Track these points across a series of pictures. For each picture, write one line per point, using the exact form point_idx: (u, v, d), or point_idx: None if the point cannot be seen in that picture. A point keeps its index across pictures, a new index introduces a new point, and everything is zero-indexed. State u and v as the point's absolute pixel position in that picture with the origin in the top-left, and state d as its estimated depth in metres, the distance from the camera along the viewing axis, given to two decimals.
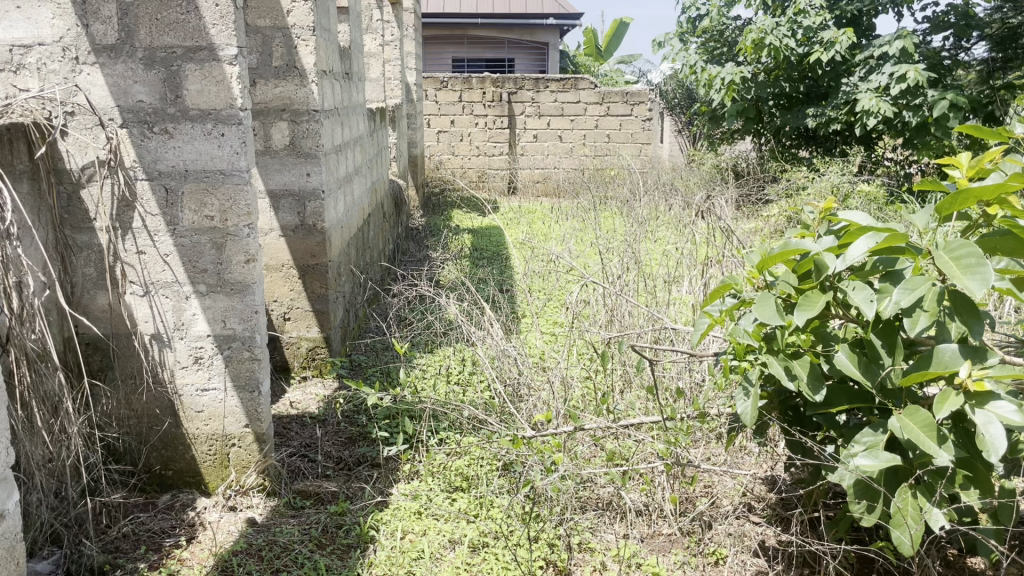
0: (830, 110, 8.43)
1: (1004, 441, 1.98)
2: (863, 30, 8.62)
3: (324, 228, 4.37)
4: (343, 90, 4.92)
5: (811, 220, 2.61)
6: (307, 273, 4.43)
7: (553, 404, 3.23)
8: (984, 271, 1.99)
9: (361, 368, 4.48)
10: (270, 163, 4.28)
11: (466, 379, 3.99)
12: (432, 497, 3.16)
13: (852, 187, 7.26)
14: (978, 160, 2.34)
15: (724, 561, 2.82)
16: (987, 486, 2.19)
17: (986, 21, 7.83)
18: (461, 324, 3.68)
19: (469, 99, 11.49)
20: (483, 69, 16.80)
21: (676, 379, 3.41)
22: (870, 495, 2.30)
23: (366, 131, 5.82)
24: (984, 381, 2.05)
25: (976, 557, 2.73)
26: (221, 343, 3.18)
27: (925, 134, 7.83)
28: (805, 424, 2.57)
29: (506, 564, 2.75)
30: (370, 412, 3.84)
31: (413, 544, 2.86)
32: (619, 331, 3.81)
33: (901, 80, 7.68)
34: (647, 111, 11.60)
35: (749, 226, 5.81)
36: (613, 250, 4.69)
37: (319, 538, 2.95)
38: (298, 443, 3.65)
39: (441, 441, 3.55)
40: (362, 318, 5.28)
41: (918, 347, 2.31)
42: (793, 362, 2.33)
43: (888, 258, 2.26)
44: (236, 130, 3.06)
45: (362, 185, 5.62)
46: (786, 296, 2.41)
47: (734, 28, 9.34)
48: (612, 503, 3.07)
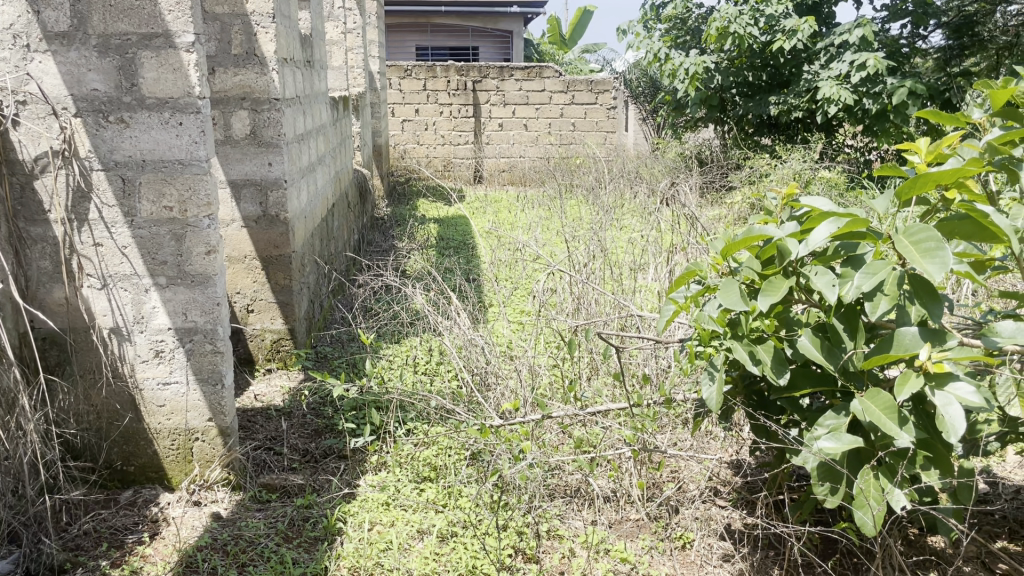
0: (792, 98, 8.55)
1: (964, 421, 2.02)
2: (823, 18, 8.77)
3: (287, 218, 4.31)
4: (304, 78, 4.86)
5: (774, 207, 2.63)
6: (270, 265, 4.37)
7: (520, 392, 3.26)
8: (943, 255, 2.01)
9: (327, 360, 4.45)
10: (231, 153, 4.22)
11: (434, 369, 3.97)
12: (399, 488, 3.15)
13: (813, 174, 7.38)
14: (936, 145, 2.37)
15: (690, 544, 2.86)
16: (947, 466, 2.22)
17: (944, 8, 7.92)
18: (428, 314, 3.65)
19: (434, 88, 11.41)
20: (446, 57, 16.71)
21: (642, 365, 3.46)
22: (833, 477, 2.31)
23: (329, 120, 5.75)
24: (944, 363, 2.09)
25: (937, 536, 2.79)
26: (182, 336, 3.13)
27: (884, 121, 7.95)
28: (769, 409, 2.60)
29: (475, 553, 2.74)
30: (336, 404, 3.80)
31: (380, 536, 2.84)
32: (586, 319, 3.82)
33: (861, 68, 7.78)
34: (612, 99, 11.64)
35: (713, 213, 5.87)
36: (579, 238, 4.71)
37: (285, 531, 2.92)
38: (263, 436, 3.61)
39: (409, 431, 3.53)
40: (326, 309, 5.22)
41: (878, 331, 2.35)
42: (757, 347, 2.36)
43: (849, 243, 2.28)
44: (195, 119, 2.99)
45: (326, 175, 5.55)
46: (750, 282, 2.43)
47: (698, 15, 9.39)
48: (580, 490, 3.10)
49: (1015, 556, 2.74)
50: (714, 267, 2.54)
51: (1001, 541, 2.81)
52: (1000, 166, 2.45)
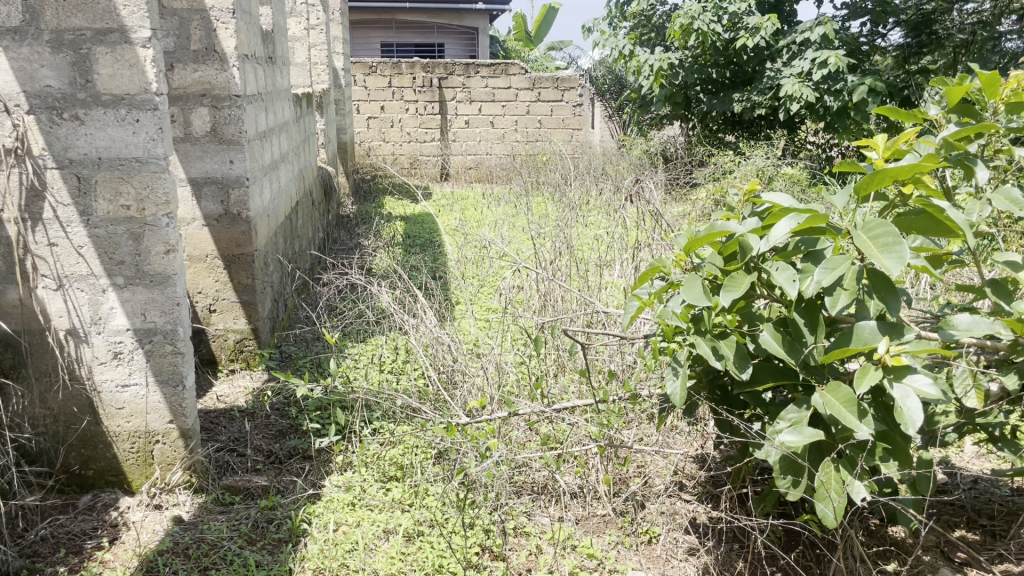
0: (755, 95, 8.64)
1: (921, 414, 2.05)
2: (785, 16, 8.86)
3: (249, 216, 4.25)
4: (266, 74, 4.80)
5: (736, 203, 2.65)
6: (232, 263, 4.31)
7: (487, 389, 3.26)
8: (900, 250, 2.04)
9: (291, 360, 4.40)
10: (191, 150, 4.15)
11: (400, 368, 3.94)
12: (365, 487, 3.13)
13: (776, 170, 7.45)
14: (893, 141, 2.41)
15: (657, 539, 2.88)
16: (905, 458, 2.26)
17: (902, 7, 8.06)
18: (394, 313, 3.63)
19: (399, 85, 11.35)
20: (412, 54, 16.65)
21: (608, 361, 3.48)
22: (794, 470, 2.33)
23: (292, 117, 5.68)
24: (901, 357, 2.12)
25: (897, 526, 2.84)
26: (141, 337, 3.07)
27: (845, 118, 8.07)
28: (732, 403, 2.62)
29: (441, 551, 2.73)
30: (300, 404, 3.76)
31: (346, 536, 2.82)
32: (552, 316, 3.83)
33: (823, 66, 7.88)
34: (577, 96, 11.66)
35: (677, 210, 5.91)
36: (545, 235, 4.72)
37: (248, 534, 2.88)
38: (226, 437, 3.56)
39: (375, 431, 3.50)
40: (291, 308, 5.17)
41: (838, 325, 2.37)
42: (720, 342, 2.37)
43: (809, 238, 2.30)
44: (152, 116, 2.94)
45: (289, 173, 5.49)
46: (712, 278, 2.44)
47: (662, 13, 9.44)
48: (546, 487, 3.11)
49: (973, 545, 2.80)
50: (678, 264, 2.55)
51: (960, 530, 2.87)
52: (956, 161, 2.49)
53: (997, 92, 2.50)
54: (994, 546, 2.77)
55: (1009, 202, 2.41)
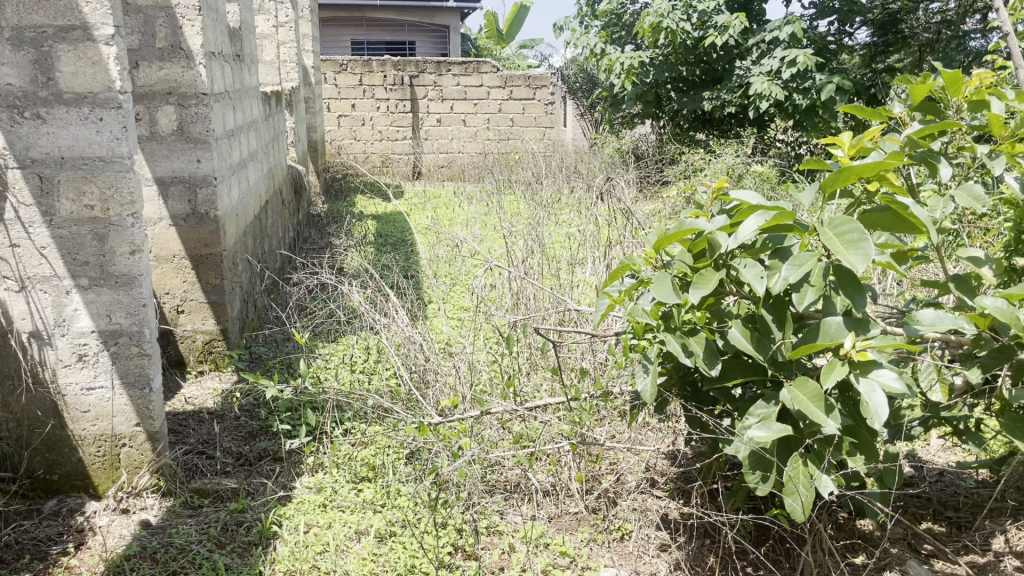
0: (724, 94, 8.72)
1: (887, 408, 2.08)
2: (754, 15, 8.92)
3: (217, 216, 4.20)
4: (234, 72, 4.74)
5: (705, 201, 2.67)
6: (200, 264, 4.26)
7: (459, 389, 3.26)
8: (865, 246, 2.06)
9: (261, 361, 4.36)
10: (157, 149, 4.10)
11: (372, 368, 3.92)
12: (337, 489, 3.10)
13: (746, 168, 7.52)
14: (859, 139, 2.44)
15: (629, 535, 2.89)
16: (871, 451, 2.29)
17: (869, 7, 8.16)
18: (365, 312, 3.61)
19: (370, 83, 11.29)
20: (383, 52, 16.59)
21: (580, 359, 3.49)
22: (763, 466, 2.34)
23: (261, 116, 5.62)
24: (867, 352, 2.14)
25: (864, 519, 2.88)
26: (107, 339, 3.02)
27: (813, 116, 8.16)
28: (702, 400, 2.64)
29: (413, 552, 2.71)
30: (270, 406, 3.73)
31: (317, 538, 2.80)
32: (525, 314, 3.83)
33: (792, 64, 7.95)
34: (549, 95, 11.66)
35: (649, 208, 5.93)
36: (517, 234, 4.72)
37: (218, 537, 2.85)
38: (195, 440, 3.51)
39: (347, 431, 3.48)
40: (261, 309, 5.12)
41: (806, 321, 2.40)
42: (689, 339, 2.39)
43: (776, 235, 2.32)
44: (116, 114, 2.89)
45: (258, 172, 5.43)
46: (682, 275, 2.46)
47: (632, 11, 9.48)
48: (519, 486, 3.10)
49: (939, 536, 2.84)
50: (647, 262, 2.55)
51: (926, 522, 2.92)
52: (920, 158, 2.53)
53: (960, 91, 2.54)
54: (960, 537, 2.82)
55: (972, 198, 2.45)
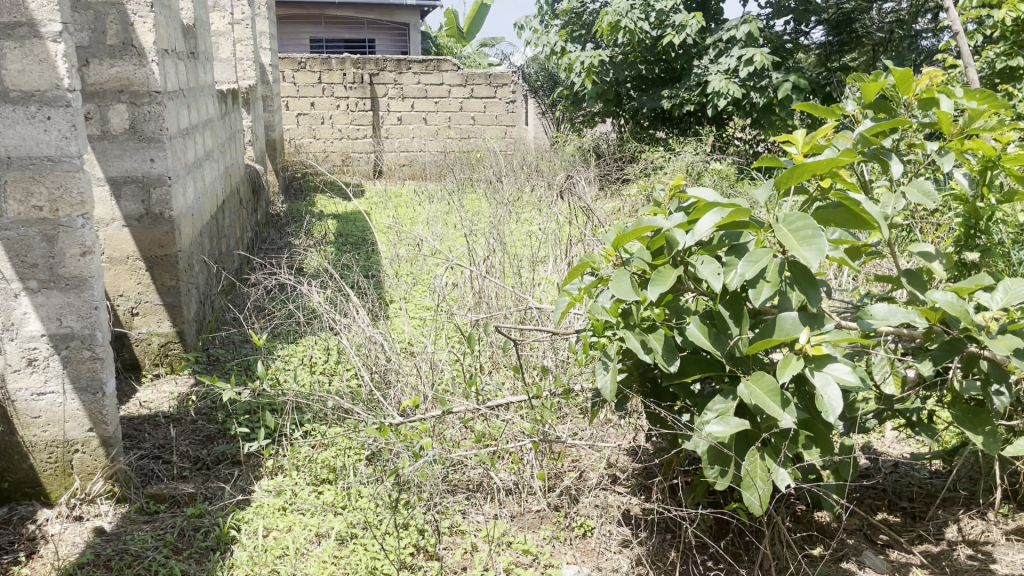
0: (683, 92, 8.79)
1: (841, 401, 2.12)
2: (712, 14, 8.99)
3: (172, 216, 4.13)
4: (188, 70, 4.66)
5: (663, 199, 2.69)
6: (155, 265, 4.18)
7: (421, 388, 3.24)
8: (819, 242, 2.09)
9: (219, 363, 4.29)
10: (109, 148, 4.02)
11: (332, 368, 3.88)
12: (297, 492, 3.06)
13: (705, 166, 7.59)
14: (813, 137, 2.48)
15: (591, 532, 2.90)
16: (827, 444, 2.33)
17: (823, 7, 8.20)
18: (325, 312, 3.58)
19: (329, 81, 11.20)
20: (342, 50, 16.48)
21: (542, 357, 3.49)
22: (722, 460, 2.37)
23: (217, 114, 5.53)
24: (822, 346, 2.17)
25: (821, 511, 2.92)
26: (57, 343, 2.96)
27: (770, 114, 8.26)
28: (661, 396, 2.66)
29: (374, 554, 2.69)
30: (228, 409, 3.67)
31: (276, 542, 2.76)
32: (486, 313, 3.82)
33: (748, 63, 8.04)
34: (510, 93, 11.65)
35: (609, 206, 5.96)
36: (477, 233, 4.71)
37: (174, 543, 2.80)
38: (150, 444, 3.45)
39: (307, 433, 3.44)
40: (218, 310, 5.04)
41: (762, 317, 2.42)
42: (648, 335, 2.40)
43: (732, 232, 2.34)
44: (65, 113, 2.83)
45: (214, 171, 5.35)
46: (641, 273, 2.48)
47: (592, 10, 9.53)
48: (481, 484, 3.10)
49: (894, 526, 2.90)
50: (606, 259, 2.56)
51: (881, 512, 2.97)
52: (872, 155, 2.56)
53: (910, 89, 2.59)
54: (914, 527, 2.88)
55: (922, 194, 2.50)
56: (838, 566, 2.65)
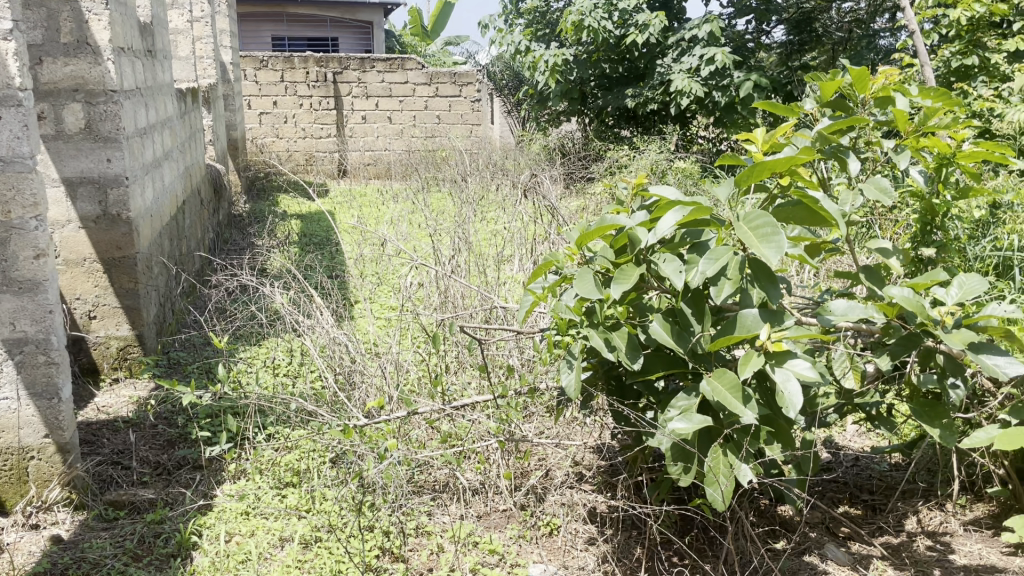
0: (647, 91, 8.84)
1: (801, 397, 2.14)
2: (674, 13, 9.06)
3: (129, 217, 4.06)
4: (145, 69, 4.59)
5: (626, 197, 2.70)
6: (113, 267, 4.11)
7: (386, 389, 3.22)
8: (778, 239, 2.11)
9: (180, 366, 4.23)
10: (64, 148, 3.93)
11: (296, 370, 3.84)
12: (260, 496, 3.02)
13: (668, 164, 7.65)
14: (772, 135, 2.50)
15: (557, 530, 2.91)
16: (788, 439, 2.36)
17: (784, 6, 8.26)
18: (287, 314, 3.54)
19: (292, 79, 11.09)
20: (304, 48, 16.32)
21: (507, 356, 3.49)
22: (685, 457, 2.38)
23: (175, 113, 5.44)
24: (782, 343, 2.20)
25: (784, 505, 2.95)
26: (11, 348, 2.89)
27: (733, 113, 8.34)
28: (625, 394, 2.67)
29: (339, 557, 2.67)
30: (189, 413, 3.61)
31: (239, 547, 2.72)
32: (452, 313, 3.81)
33: (710, 63, 8.10)
34: (475, 92, 11.63)
35: (574, 204, 5.97)
36: (441, 233, 4.69)
37: (134, 550, 2.75)
38: (109, 450, 3.38)
39: (270, 436, 3.40)
40: (179, 312, 4.96)
41: (724, 314, 2.44)
42: (612, 334, 2.41)
43: (693, 230, 2.35)
44: (16, 113, 2.77)
45: (173, 172, 5.26)
46: (605, 271, 2.49)
47: (556, 9, 9.56)
48: (447, 485, 3.08)
49: (855, 519, 2.94)
50: (570, 258, 2.57)
51: (843, 505, 3.01)
52: (831, 153, 2.59)
53: (866, 88, 2.62)
54: (875, 519, 2.92)
55: (879, 191, 2.53)
56: (801, 559, 2.69)
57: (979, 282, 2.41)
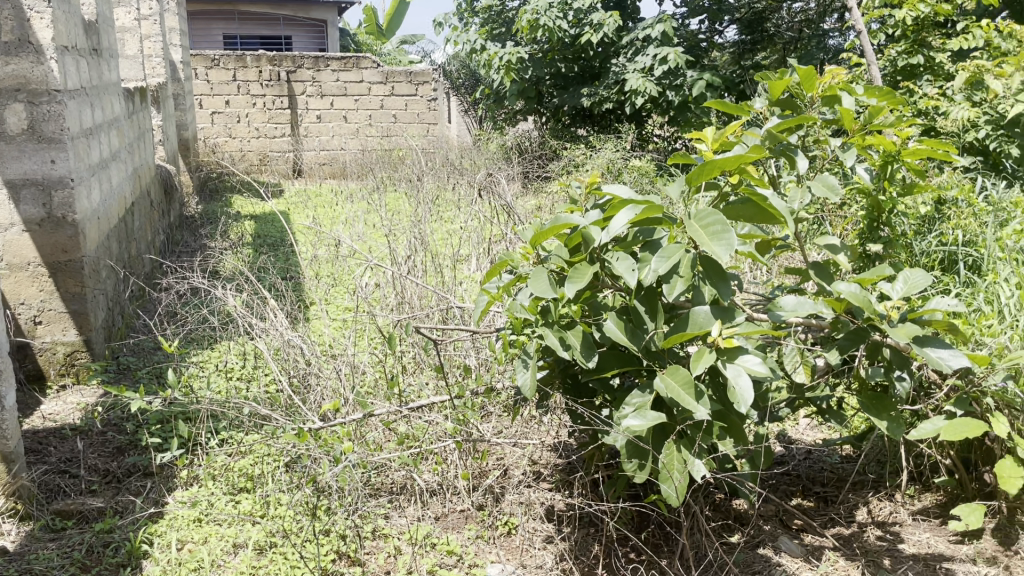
0: (602, 90, 8.88)
1: (752, 392, 2.17)
2: (628, 12, 9.12)
3: (75, 219, 3.97)
4: (90, 68, 4.48)
5: (579, 196, 2.71)
6: (59, 271, 4.01)
7: (341, 391, 3.19)
8: (728, 237, 2.14)
9: (130, 371, 4.14)
10: (5, 149, 3.83)
11: (249, 374, 3.79)
12: (213, 502, 2.98)
13: (624, 163, 7.71)
14: (722, 134, 2.53)
15: (515, 529, 2.91)
16: (740, 434, 2.38)
17: (736, 6, 8.42)
18: (241, 317, 3.49)
19: (244, 78, 10.94)
20: (257, 46, 16.11)
21: (464, 356, 3.49)
22: (639, 453, 2.39)
23: (123, 113, 5.33)
24: (733, 339, 2.23)
25: (739, 499, 2.99)
26: None
27: (686, 112, 8.43)
28: (580, 392, 2.67)
29: (294, 563, 2.64)
30: (139, 419, 3.54)
31: (191, 555, 2.68)
32: (408, 313, 3.79)
33: (663, 62, 8.17)
34: (432, 91, 11.51)
35: (531, 203, 5.98)
36: (398, 233, 4.67)
37: (82, 560, 2.69)
38: (56, 459, 3.30)
39: (222, 441, 3.35)
40: (129, 316, 4.86)
41: (677, 311, 2.46)
42: (567, 333, 2.41)
43: (646, 229, 2.37)
44: None
45: (121, 173, 5.15)
46: (559, 271, 2.49)
47: (512, 8, 9.55)
48: (405, 486, 3.07)
49: (807, 511, 2.99)
50: (525, 257, 2.57)
51: (796, 498, 3.06)
52: (780, 151, 2.63)
53: (814, 87, 2.66)
54: (826, 511, 2.97)
55: (826, 189, 2.57)
56: (755, 552, 2.72)
57: (923, 277, 2.46)
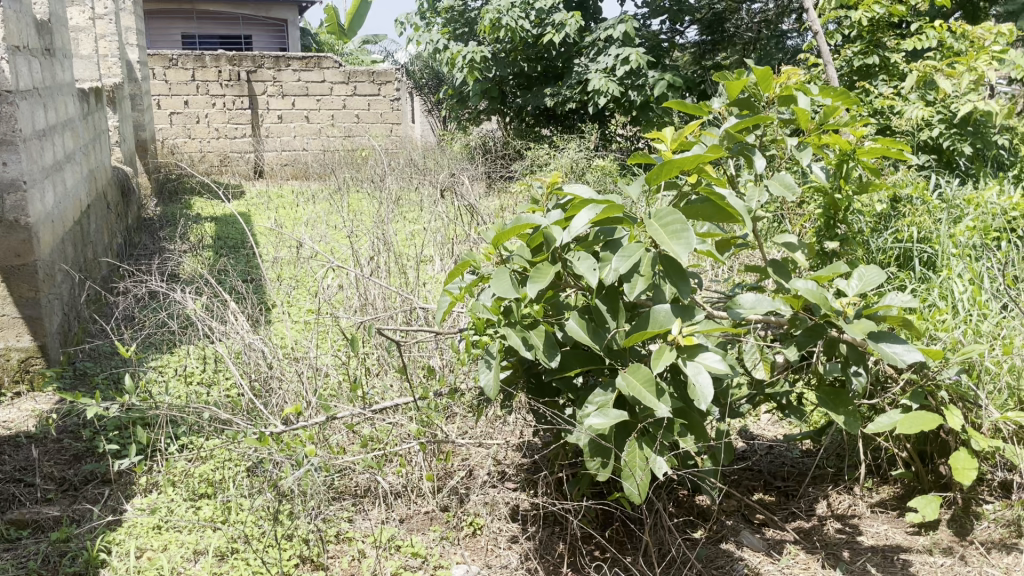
0: (565, 90, 8.92)
1: (712, 389, 2.20)
2: (590, 13, 9.17)
3: (28, 223, 3.90)
4: (43, 67, 4.39)
5: (541, 196, 2.71)
6: (12, 276, 3.91)
7: (304, 394, 3.17)
8: (687, 237, 2.16)
9: (86, 377, 4.06)
10: None
11: (210, 378, 3.75)
12: (173, 508, 2.93)
13: (587, 163, 7.75)
14: (681, 134, 2.54)
15: (481, 529, 2.91)
16: (701, 431, 2.41)
17: (696, 7, 8.50)
18: (200, 320, 3.45)
19: (203, 78, 10.80)
20: (217, 46, 15.91)
21: (428, 357, 3.49)
22: (602, 452, 2.40)
23: (77, 114, 5.23)
24: (693, 337, 2.25)
25: (702, 495, 3.02)
26: None
27: (648, 111, 8.50)
28: (543, 392, 2.68)
29: (256, 568, 2.61)
30: (96, 425, 3.48)
31: (151, 563, 2.64)
32: (371, 314, 3.78)
33: (625, 62, 8.23)
34: (394, 91, 11.42)
35: (494, 203, 5.99)
36: (360, 234, 4.64)
37: (38, 570, 2.63)
38: (10, 467, 3.23)
39: (183, 447, 3.30)
40: (85, 320, 4.77)
41: (638, 309, 2.48)
42: (529, 332, 2.41)
43: (606, 228, 2.38)
44: None
45: (76, 174, 5.05)
46: (521, 270, 2.49)
47: (474, 8, 9.54)
48: (369, 489, 3.05)
49: (769, 506, 3.03)
50: (487, 258, 2.57)
51: (757, 493, 3.10)
52: (738, 151, 2.66)
53: (770, 87, 2.69)
54: (787, 505, 3.02)
55: (783, 188, 2.61)
56: (718, 547, 2.75)
57: (877, 274, 2.50)
